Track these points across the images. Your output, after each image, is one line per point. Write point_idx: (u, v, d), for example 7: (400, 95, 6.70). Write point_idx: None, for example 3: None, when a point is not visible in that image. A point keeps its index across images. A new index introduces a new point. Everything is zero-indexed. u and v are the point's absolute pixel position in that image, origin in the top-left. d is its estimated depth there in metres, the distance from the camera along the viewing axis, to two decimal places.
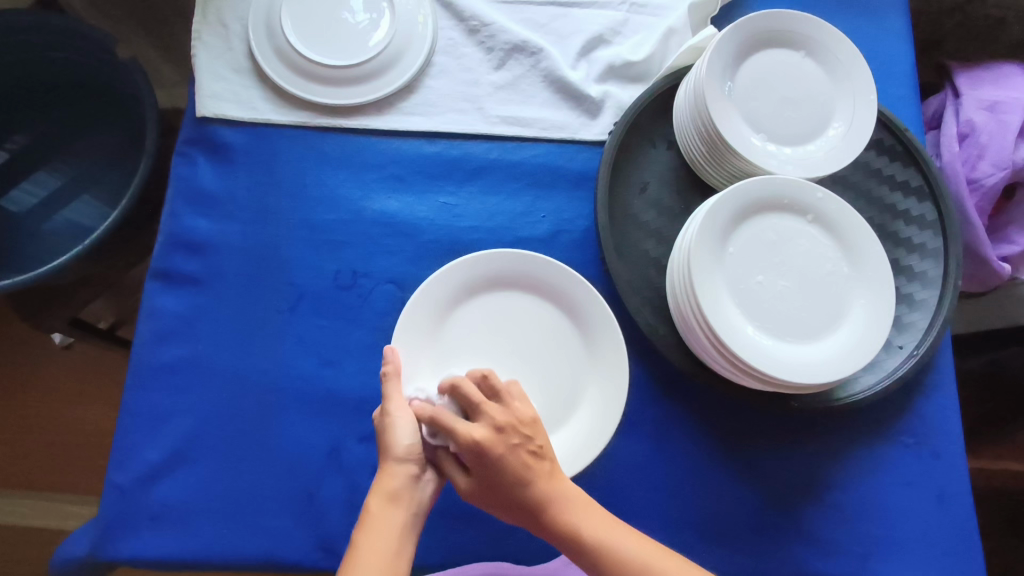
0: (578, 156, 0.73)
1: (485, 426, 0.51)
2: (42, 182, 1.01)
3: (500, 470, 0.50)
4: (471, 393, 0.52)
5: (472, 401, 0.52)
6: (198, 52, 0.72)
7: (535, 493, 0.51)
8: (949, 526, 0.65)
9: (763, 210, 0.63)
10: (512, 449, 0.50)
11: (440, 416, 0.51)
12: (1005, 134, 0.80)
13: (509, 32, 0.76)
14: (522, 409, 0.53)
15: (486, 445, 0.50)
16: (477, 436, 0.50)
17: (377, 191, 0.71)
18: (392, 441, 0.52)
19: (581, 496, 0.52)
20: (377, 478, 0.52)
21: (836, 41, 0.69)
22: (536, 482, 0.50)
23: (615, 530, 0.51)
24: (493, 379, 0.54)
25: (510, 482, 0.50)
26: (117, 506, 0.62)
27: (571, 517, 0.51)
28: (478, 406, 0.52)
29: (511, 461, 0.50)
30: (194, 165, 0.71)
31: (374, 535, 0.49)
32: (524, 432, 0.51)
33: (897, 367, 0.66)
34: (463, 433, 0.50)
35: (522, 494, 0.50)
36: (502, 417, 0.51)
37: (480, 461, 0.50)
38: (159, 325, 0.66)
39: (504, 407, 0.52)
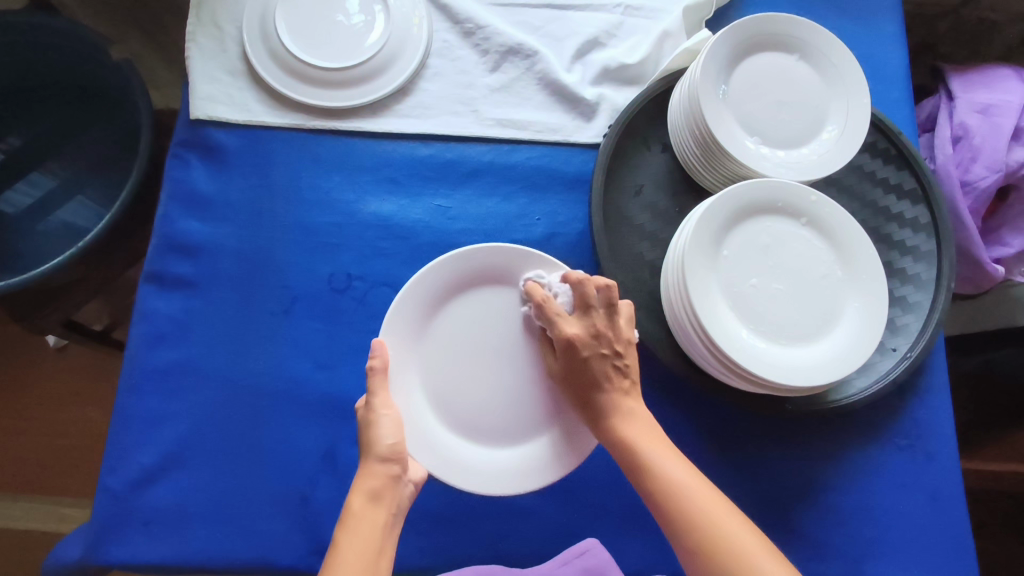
0: (573, 159, 0.73)
1: (582, 327, 0.56)
2: (36, 182, 1.01)
3: (582, 370, 0.56)
4: (578, 299, 0.57)
5: (584, 298, 0.56)
6: (192, 54, 0.72)
7: (605, 398, 0.56)
8: (942, 528, 0.66)
9: (758, 213, 0.63)
10: (596, 356, 0.56)
11: (546, 304, 0.58)
12: (998, 137, 0.80)
13: (504, 34, 0.76)
14: (623, 329, 0.57)
15: (575, 343, 0.55)
16: (572, 333, 0.56)
17: (372, 194, 0.71)
18: (373, 438, 0.53)
19: (647, 419, 0.56)
20: (359, 476, 0.52)
21: (830, 44, 0.69)
22: (608, 391, 0.56)
23: (657, 452, 0.53)
24: (610, 292, 0.56)
25: (588, 380, 0.56)
26: (109, 510, 0.62)
27: (626, 426, 0.55)
28: (588, 308, 0.56)
29: (593, 365, 0.56)
30: (188, 168, 0.71)
31: (355, 534, 0.49)
32: (615, 348, 0.56)
33: (890, 369, 0.66)
34: (562, 328, 0.56)
35: (594, 395, 0.56)
36: (604, 326, 0.56)
37: (567, 353, 0.56)
38: (153, 328, 0.66)
39: (608, 317, 0.56)
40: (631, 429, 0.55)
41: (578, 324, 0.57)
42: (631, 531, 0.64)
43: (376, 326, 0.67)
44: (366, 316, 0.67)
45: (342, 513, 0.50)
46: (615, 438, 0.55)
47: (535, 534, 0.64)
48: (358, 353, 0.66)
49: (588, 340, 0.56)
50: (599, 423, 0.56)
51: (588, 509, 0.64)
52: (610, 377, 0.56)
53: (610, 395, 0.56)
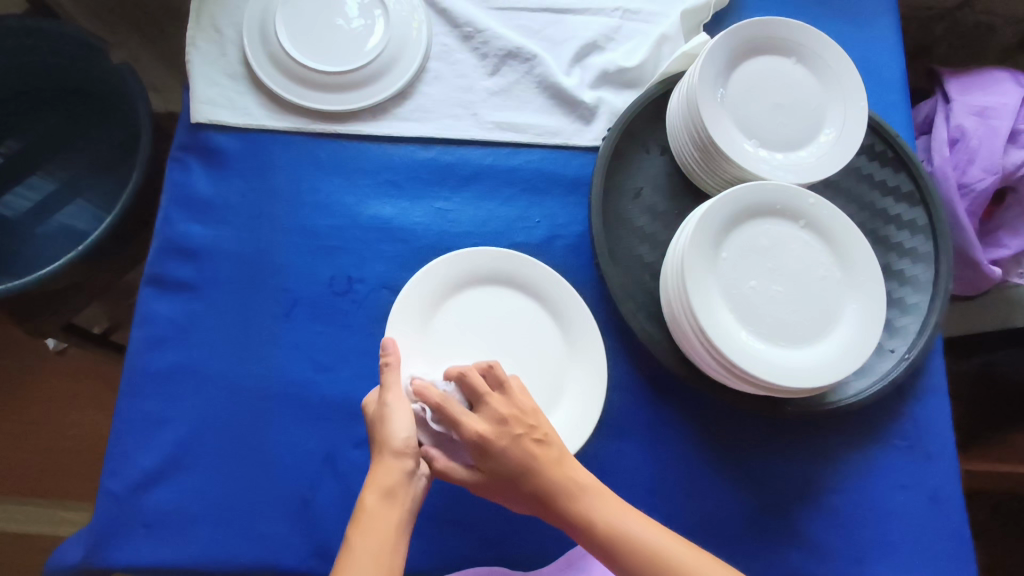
0: (573, 162, 0.74)
1: (488, 421, 0.52)
2: (35, 186, 1.01)
3: (503, 463, 0.51)
4: (475, 384, 0.54)
5: (477, 392, 0.54)
6: (193, 58, 0.73)
7: (540, 483, 0.51)
8: (941, 528, 0.66)
9: (756, 215, 0.63)
10: (518, 438, 0.52)
11: (447, 407, 0.53)
12: (995, 139, 0.81)
13: (503, 38, 0.76)
14: (522, 401, 0.54)
15: (488, 439, 0.51)
16: (478, 431, 0.52)
17: (372, 197, 0.71)
18: (387, 433, 0.53)
19: (595, 484, 0.53)
20: (372, 471, 0.52)
21: (826, 47, 0.69)
22: (541, 471, 0.51)
23: (634, 521, 0.51)
24: (497, 370, 0.55)
25: (514, 471, 0.51)
26: (110, 513, 0.62)
27: (581, 501, 0.51)
28: (483, 398, 0.53)
29: (515, 451, 0.51)
30: (189, 171, 0.71)
31: (366, 534, 0.48)
32: (528, 423, 0.53)
33: (889, 370, 0.66)
34: (466, 432, 0.52)
35: (533, 480, 0.51)
36: (508, 410, 0.53)
37: (480, 455, 0.52)
38: (154, 331, 0.66)
39: (506, 396, 0.54)
40: (587, 502, 0.51)
41: (485, 419, 0.53)
42: None
43: (377, 329, 0.67)
44: (367, 319, 0.67)
45: (355, 511, 0.50)
46: (566, 518, 0.51)
47: (536, 536, 0.64)
48: (358, 355, 0.67)
49: (495, 429, 0.52)
50: (544, 507, 0.52)
51: None
52: (534, 456, 0.52)
53: (545, 472, 0.51)
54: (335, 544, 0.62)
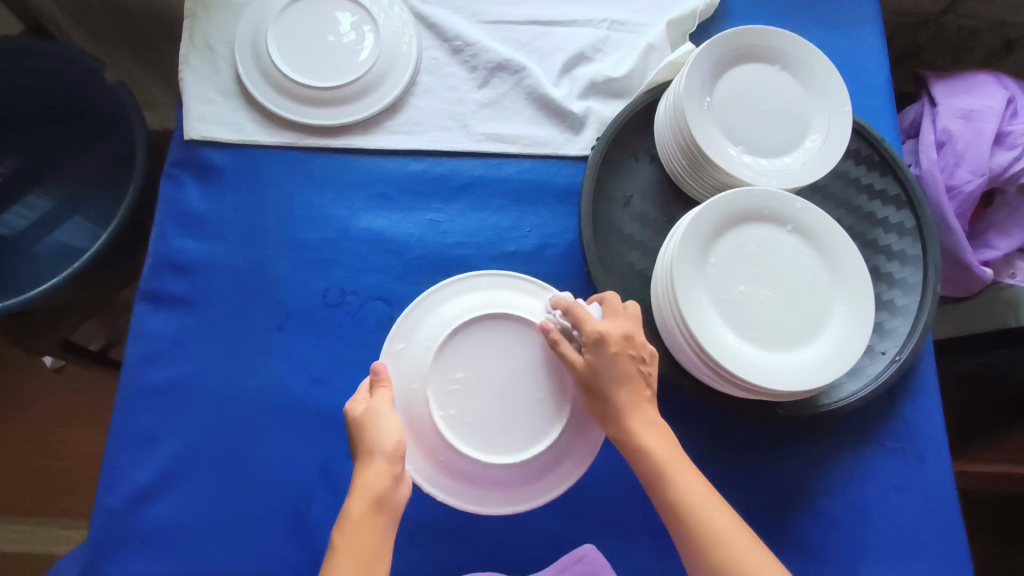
0: (563, 172, 0.74)
1: (615, 328, 0.55)
2: (33, 205, 1.02)
3: (612, 365, 0.53)
4: (615, 301, 0.57)
5: (614, 307, 0.57)
6: (186, 76, 0.73)
7: (629, 400, 0.53)
8: (937, 528, 0.66)
9: (744, 221, 0.64)
10: (625, 354, 0.54)
11: (575, 308, 0.56)
12: (981, 141, 0.82)
13: (492, 51, 0.77)
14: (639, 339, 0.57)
15: (609, 338, 0.53)
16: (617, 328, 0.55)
17: (364, 209, 0.72)
18: (376, 436, 0.52)
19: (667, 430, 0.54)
20: (358, 476, 0.51)
21: (811, 55, 0.70)
22: (635, 393, 0.54)
23: (683, 471, 0.52)
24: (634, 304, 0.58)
25: (614, 378, 0.53)
26: (106, 530, 0.62)
27: (647, 438, 0.53)
28: (616, 311, 0.56)
29: (621, 362, 0.53)
30: (183, 187, 0.72)
31: (355, 541, 0.48)
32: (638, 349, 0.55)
33: (880, 372, 0.67)
34: (598, 323, 0.54)
35: (615, 394, 0.53)
36: (633, 331, 0.56)
37: (597, 351, 0.53)
38: (149, 346, 0.67)
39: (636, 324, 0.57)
40: (652, 440, 0.53)
41: (614, 324, 0.55)
42: (629, 537, 0.65)
43: (372, 340, 0.68)
44: (360, 330, 0.68)
45: (339, 520, 0.49)
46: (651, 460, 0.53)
47: (532, 542, 0.64)
48: (353, 367, 0.67)
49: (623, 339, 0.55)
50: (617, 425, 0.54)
51: (584, 517, 0.65)
52: (637, 378, 0.54)
53: (635, 397, 0.54)
54: None
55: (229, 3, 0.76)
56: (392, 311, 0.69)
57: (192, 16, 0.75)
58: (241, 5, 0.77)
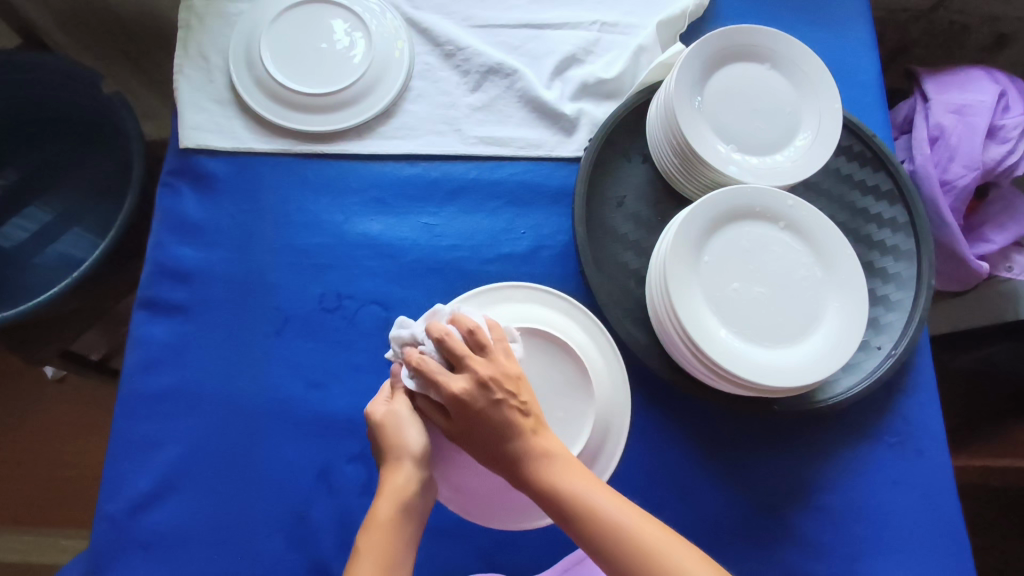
0: (556, 174, 0.75)
1: (468, 380, 0.50)
2: (32, 217, 1.03)
3: (482, 424, 0.50)
4: (457, 345, 0.51)
5: (456, 353, 0.51)
6: (180, 85, 0.74)
7: (514, 446, 0.51)
8: (935, 522, 0.66)
9: (736, 218, 0.64)
10: (489, 405, 0.50)
11: (423, 367, 0.51)
12: (973, 136, 0.82)
13: (484, 54, 0.78)
14: (506, 365, 0.52)
15: (466, 399, 0.50)
16: (459, 389, 0.50)
17: (359, 213, 0.72)
18: (403, 439, 0.53)
19: (564, 456, 0.51)
20: (387, 479, 0.52)
21: (800, 52, 0.71)
22: (514, 437, 0.50)
23: (588, 490, 0.49)
24: (481, 335, 0.52)
25: (494, 434, 0.50)
26: (107, 537, 0.62)
27: (543, 471, 0.50)
28: (461, 360, 0.51)
29: (494, 415, 0.50)
30: (179, 196, 0.72)
31: (380, 543, 0.49)
32: (508, 387, 0.51)
33: (876, 367, 0.67)
34: (445, 387, 0.50)
35: (499, 447, 0.51)
36: (489, 371, 0.51)
37: (460, 412, 0.51)
38: (147, 353, 0.67)
39: (489, 359, 0.52)
40: (549, 472, 0.50)
41: (464, 378, 0.51)
42: None
43: (369, 343, 0.68)
44: (358, 334, 0.68)
45: (368, 519, 0.50)
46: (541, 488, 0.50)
47: (532, 543, 0.64)
48: (351, 371, 0.67)
49: (477, 390, 0.50)
50: (512, 470, 0.51)
51: None
52: (510, 421, 0.50)
53: (516, 440, 0.50)
54: (332, 560, 0.62)
55: (223, 13, 0.77)
56: (388, 314, 0.69)
57: (186, 26, 0.76)
58: (234, 14, 0.77)
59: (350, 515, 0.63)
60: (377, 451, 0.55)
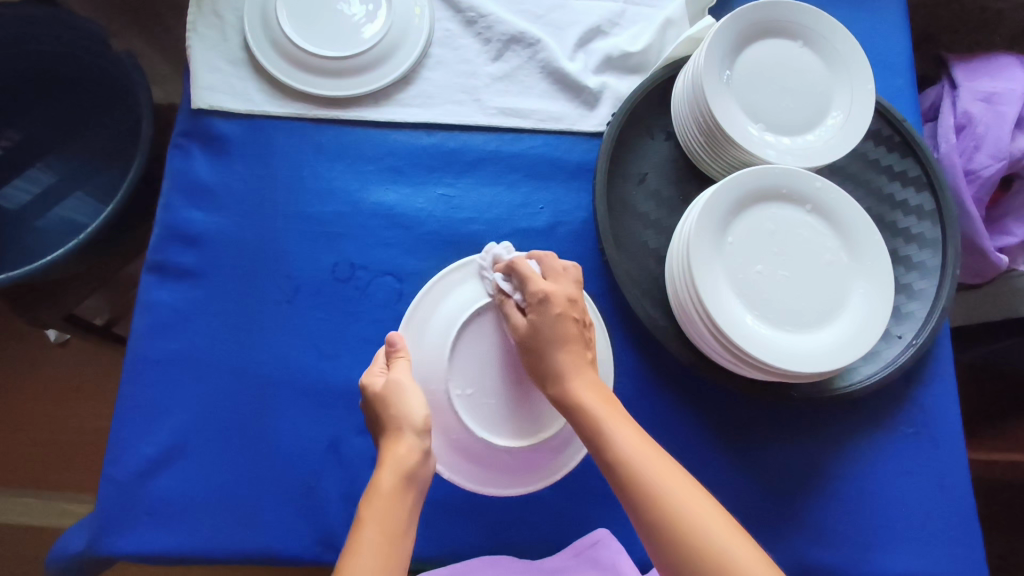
0: (577, 148, 0.73)
1: (561, 290, 0.57)
2: (34, 178, 1.02)
3: (554, 325, 0.54)
4: (557, 263, 0.59)
5: (554, 270, 0.59)
6: (193, 43, 0.72)
7: (571, 360, 0.54)
8: (948, 512, 0.66)
9: (763, 199, 0.63)
10: (568, 316, 0.55)
11: (520, 264, 0.57)
12: (1002, 125, 0.80)
13: (506, 23, 0.75)
14: (585, 307, 0.59)
15: (556, 299, 0.55)
16: (549, 287, 0.56)
17: (374, 182, 0.70)
18: (403, 409, 0.52)
19: (607, 391, 0.54)
20: (390, 449, 0.51)
21: (834, 30, 0.68)
22: (575, 352, 0.54)
23: (609, 413, 0.52)
24: (575, 269, 0.60)
25: (557, 338, 0.54)
26: (114, 501, 0.62)
27: (584, 395, 0.53)
28: (559, 274, 0.58)
29: (564, 324, 0.55)
30: (190, 158, 0.70)
31: (380, 513, 0.47)
32: (586, 320, 0.58)
33: (896, 356, 0.66)
34: (543, 284, 0.56)
35: (560, 353, 0.54)
36: (575, 295, 0.58)
37: (539, 310, 0.55)
38: (155, 318, 0.66)
39: (575, 288, 0.59)
40: (589, 397, 0.52)
41: (554, 286, 0.57)
42: None
43: (382, 315, 0.67)
44: (370, 306, 0.67)
45: (370, 489, 0.49)
46: (575, 403, 0.52)
47: (542, 523, 0.64)
48: (363, 342, 0.66)
49: (564, 302, 0.56)
50: (560, 384, 0.53)
51: (593, 497, 0.64)
52: (579, 340, 0.55)
53: (576, 357, 0.54)
54: (339, 532, 0.62)
55: None
56: (402, 287, 0.68)
57: None
58: None
59: (359, 487, 0.63)
60: (377, 424, 0.55)
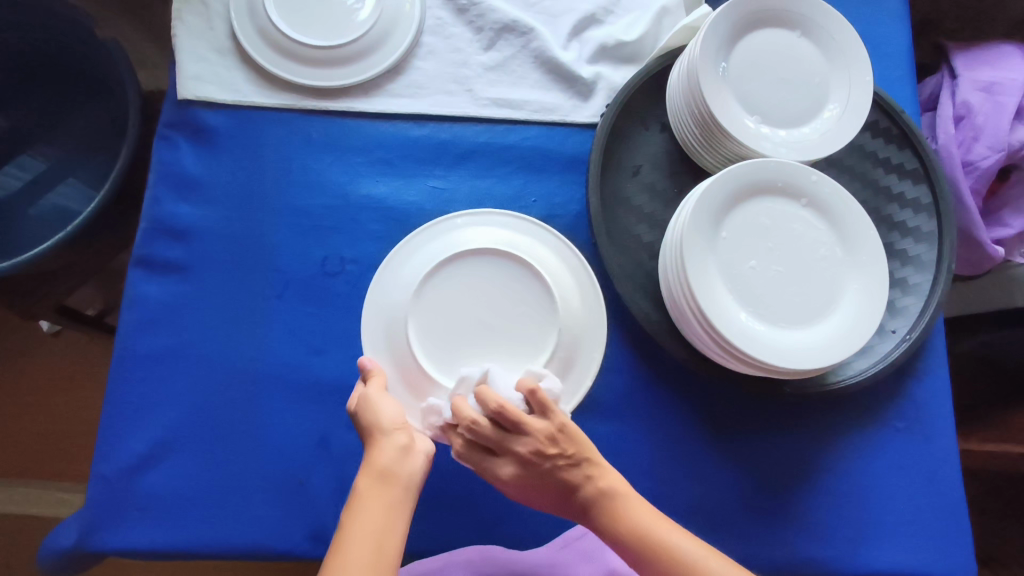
0: (570, 140, 0.72)
1: (513, 463, 0.51)
2: (25, 165, 1.00)
3: (541, 490, 0.52)
4: (489, 428, 0.50)
5: (490, 438, 0.50)
6: (178, 31, 0.70)
7: (585, 497, 0.51)
8: (938, 506, 0.66)
9: (757, 193, 0.62)
10: (545, 475, 0.51)
11: (465, 459, 0.52)
12: (1001, 115, 0.79)
13: (499, 11, 0.74)
14: (540, 427, 0.50)
15: (521, 481, 0.51)
16: (507, 476, 0.51)
17: (364, 175, 0.70)
18: (375, 419, 0.50)
19: (630, 491, 0.52)
20: (367, 456, 0.49)
21: (832, 19, 0.67)
22: (579, 492, 0.51)
23: (665, 528, 0.51)
24: (508, 412, 0.49)
25: (555, 492, 0.52)
26: (103, 497, 0.61)
27: (623, 519, 0.51)
28: (501, 441, 0.50)
29: (551, 482, 0.51)
30: (177, 149, 0.69)
31: (361, 517, 0.45)
32: (554, 454, 0.50)
33: (890, 351, 0.66)
34: (497, 472, 0.51)
35: (570, 501, 0.52)
36: (538, 432, 0.50)
37: (519, 488, 0.52)
38: (143, 312, 0.65)
39: (523, 433, 0.50)
40: (626, 516, 0.51)
41: (508, 461, 0.51)
42: None
43: None
44: (360, 300, 0.66)
45: (351, 495, 0.47)
46: (611, 532, 0.51)
47: (533, 518, 0.64)
48: (353, 337, 0.66)
49: (525, 469, 0.51)
50: (588, 518, 0.52)
51: None
52: (570, 479, 0.51)
53: (585, 493, 0.51)
54: (330, 527, 0.62)
55: None
56: None
57: None
58: None
59: (349, 483, 0.62)
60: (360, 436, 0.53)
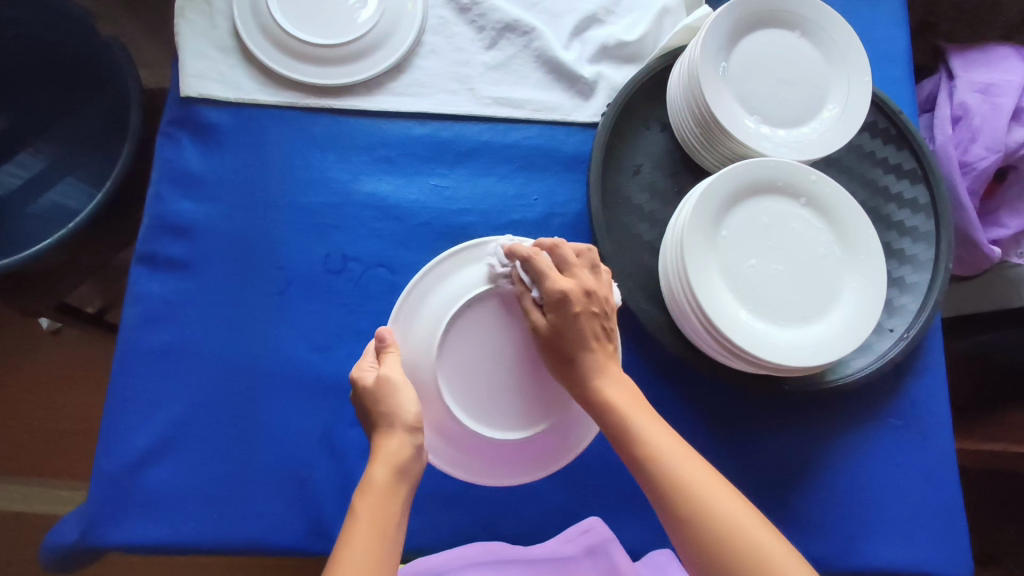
0: (571, 139, 0.72)
1: (575, 284, 0.53)
2: (25, 163, 1.00)
3: (572, 327, 0.52)
4: (564, 255, 0.55)
5: (566, 260, 0.55)
6: (182, 29, 0.71)
7: (590, 358, 0.53)
8: (935, 503, 0.66)
9: (757, 192, 0.62)
10: (586, 313, 0.53)
11: (538, 260, 0.53)
12: (998, 116, 0.79)
13: (501, 10, 0.74)
14: (607, 288, 0.56)
15: (568, 297, 0.52)
16: (564, 287, 0.52)
17: (366, 173, 0.70)
18: (392, 407, 0.50)
19: (629, 383, 0.54)
20: (381, 447, 0.50)
21: (831, 20, 0.68)
22: (592, 351, 0.53)
23: (648, 421, 0.51)
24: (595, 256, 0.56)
25: (576, 339, 0.52)
26: (106, 493, 0.62)
27: (607, 389, 0.52)
28: (574, 267, 0.54)
29: (585, 324, 0.53)
30: (179, 146, 0.70)
31: (372, 507, 0.47)
32: (601, 308, 0.54)
33: (887, 349, 0.66)
34: (558, 280, 0.52)
35: (580, 355, 0.53)
36: (593, 285, 0.54)
37: (556, 313, 0.52)
38: (147, 308, 0.66)
39: (594, 277, 0.55)
40: (613, 392, 0.52)
41: (572, 282, 0.53)
42: (628, 507, 0.65)
43: (374, 306, 0.67)
44: (363, 298, 0.67)
45: (362, 481, 0.48)
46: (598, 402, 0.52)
47: (533, 514, 0.64)
48: (356, 334, 0.66)
49: (579, 296, 0.53)
50: (581, 384, 0.53)
51: (586, 489, 0.65)
52: (598, 334, 0.53)
53: (595, 355, 0.53)
54: (331, 522, 0.62)
55: None
56: (393, 278, 0.68)
57: None
58: None
59: (351, 479, 0.63)
60: (366, 416, 0.53)
